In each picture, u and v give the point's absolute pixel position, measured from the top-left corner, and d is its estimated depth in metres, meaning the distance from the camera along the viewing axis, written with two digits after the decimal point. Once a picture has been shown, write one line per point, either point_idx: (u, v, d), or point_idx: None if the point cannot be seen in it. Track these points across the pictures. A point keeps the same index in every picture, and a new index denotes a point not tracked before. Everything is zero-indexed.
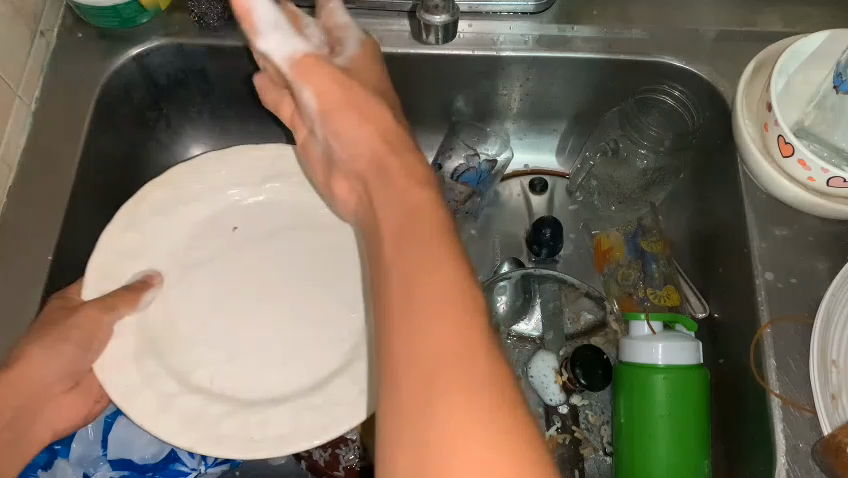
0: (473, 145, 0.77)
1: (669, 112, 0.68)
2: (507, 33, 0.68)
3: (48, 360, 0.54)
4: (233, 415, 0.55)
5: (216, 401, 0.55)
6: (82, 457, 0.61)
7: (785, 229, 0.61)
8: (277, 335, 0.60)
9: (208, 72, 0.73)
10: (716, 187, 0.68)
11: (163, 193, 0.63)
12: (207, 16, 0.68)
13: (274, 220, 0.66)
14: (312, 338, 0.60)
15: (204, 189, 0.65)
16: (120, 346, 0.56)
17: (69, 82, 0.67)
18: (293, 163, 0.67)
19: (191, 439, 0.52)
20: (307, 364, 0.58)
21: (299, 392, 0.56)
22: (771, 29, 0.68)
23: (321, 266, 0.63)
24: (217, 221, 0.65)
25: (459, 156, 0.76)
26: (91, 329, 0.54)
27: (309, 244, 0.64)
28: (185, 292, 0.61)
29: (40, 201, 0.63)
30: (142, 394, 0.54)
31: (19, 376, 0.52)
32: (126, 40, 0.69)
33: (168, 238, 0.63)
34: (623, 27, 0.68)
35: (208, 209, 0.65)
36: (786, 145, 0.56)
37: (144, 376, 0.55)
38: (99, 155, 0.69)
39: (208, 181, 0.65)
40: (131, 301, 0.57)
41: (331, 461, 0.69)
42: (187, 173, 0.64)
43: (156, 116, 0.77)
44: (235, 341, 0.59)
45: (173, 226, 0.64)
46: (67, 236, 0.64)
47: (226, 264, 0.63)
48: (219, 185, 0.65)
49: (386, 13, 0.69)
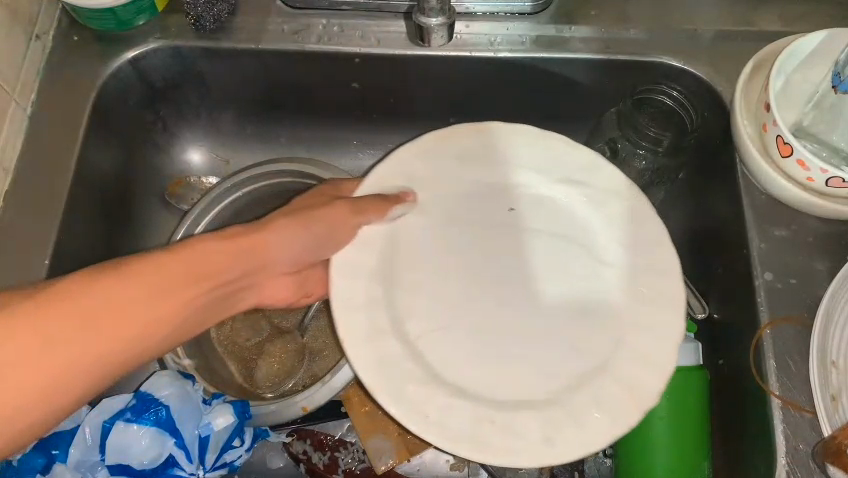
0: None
1: (669, 112, 0.68)
2: (505, 33, 0.68)
3: (294, 238, 0.52)
4: (425, 385, 0.51)
5: (414, 366, 0.52)
6: (79, 462, 0.60)
7: (785, 229, 0.60)
8: (516, 326, 0.55)
9: (205, 74, 0.73)
10: (715, 187, 0.68)
11: (473, 144, 0.60)
12: (203, 17, 0.67)
13: (554, 232, 0.59)
14: (554, 343, 0.54)
15: (510, 163, 0.60)
16: (354, 303, 0.53)
17: (66, 85, 0.67)
18: (514, 165, 0.59)
19: (386, 387, 0.50)
20: (521, 371, 0.53)
21: (503, 401, 0.51)
22: (769, 29, 0.68)
23: (557, 269, 0.57)
24: (508, 194, 0.60)
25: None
26: (338, 226, 0.53)
27: (588, 259, 0.58)
28: (503, 292, 0.56)
29: (36, 205, 0.62)
30: (386, 359, 0.51)
31: (259, 241, 0.50)
32: (122, 42, 0.69)
33: (457, 204, 0.59)
34: (621, 27, 0.68)
35: (504, 192, 0.60)
36: (785, 145, 0.56)
37: (373, 337, 0.52)
38: (96, 158, 0.69)
39: (515, 160, 0.60)
40: (382, 209, 0.55)
41: (331, 464, 0.69)
42: (505, 133, 0.60)
43: (154, 118, 0.76)
44: (490, 335, 0.55)
45: (462, 194, 0.59)
46: (64, 239, 0.64)
47: (473, 257, 0.58)
48: (548, 178, 0.59)
49: (383, 14, 0.69)
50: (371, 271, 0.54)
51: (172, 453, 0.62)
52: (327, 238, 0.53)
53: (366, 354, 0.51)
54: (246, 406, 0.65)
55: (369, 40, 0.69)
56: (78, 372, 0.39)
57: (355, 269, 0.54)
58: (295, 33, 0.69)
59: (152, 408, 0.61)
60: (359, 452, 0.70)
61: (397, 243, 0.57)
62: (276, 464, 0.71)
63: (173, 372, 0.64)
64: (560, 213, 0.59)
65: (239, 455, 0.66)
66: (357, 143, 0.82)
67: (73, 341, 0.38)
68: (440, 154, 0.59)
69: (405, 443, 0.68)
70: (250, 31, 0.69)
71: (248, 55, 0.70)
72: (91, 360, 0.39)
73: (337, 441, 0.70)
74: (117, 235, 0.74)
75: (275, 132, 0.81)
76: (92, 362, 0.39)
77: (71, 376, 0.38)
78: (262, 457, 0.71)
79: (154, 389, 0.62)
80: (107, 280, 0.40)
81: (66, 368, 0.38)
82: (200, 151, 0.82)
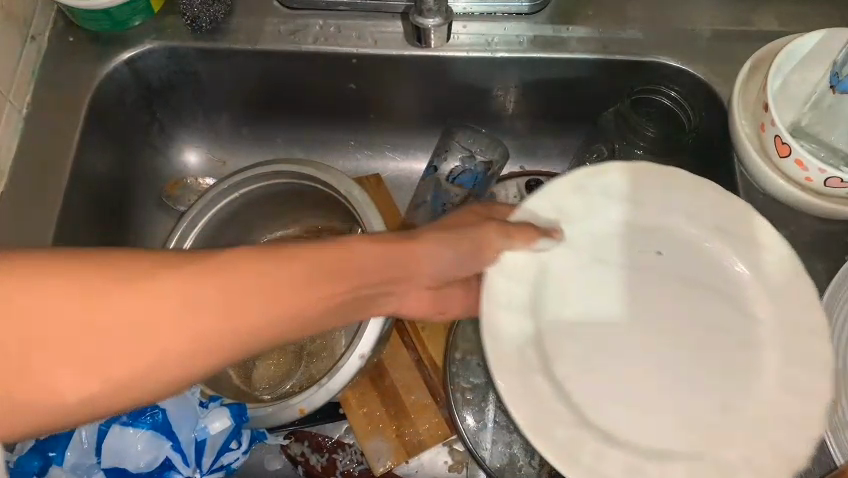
0: (466, 147, 0.76)
1: (667, 112, 0.67)
2: (502, 34, 0.68)
3: (434, 254, 0.49)
4: (566, 432, 0.46)
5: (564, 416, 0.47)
6: (76, 465, 0.60)
7: (783, 230, 0.60)
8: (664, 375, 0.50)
9: (202, 75, 0.72)
10: (713, 188, 0.68)
11: (630, 180, 0.52)
12: (199, 18, 0.67)
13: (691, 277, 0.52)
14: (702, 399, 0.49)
15: (667, 202, 0.53)
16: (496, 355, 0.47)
17: (61, 87, 0.67)
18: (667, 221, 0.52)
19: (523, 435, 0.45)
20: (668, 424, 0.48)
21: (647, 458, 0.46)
22: (767, 29, 0.68)
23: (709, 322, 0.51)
24: (653, 236, 0.53)
25: (454, 159, 0.76)
26: (478, 247, 0.49)
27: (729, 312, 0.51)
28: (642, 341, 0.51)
29: (32, 207, 0.62)
30: (529, 404, 0.46)
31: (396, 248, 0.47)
32: (118, 43, 0.68)
33: (603, 246, 0.53)
34: (618, 28, 0.68)
35: (656, 231, 0.53)
36: (783, 145, 0.56)
37: (518, 387, 0.47)
38: (92, 159, 0.69)
39: (670, 198, 0.52)
40: (525, 234, 0.49)
41: (329, 467, 0.69)
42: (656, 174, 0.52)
43: (150, 119, 0.76)
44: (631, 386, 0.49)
45: (599, 234, 0.53)
46: (60, 242, 0.63)
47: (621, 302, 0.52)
48: (690, 221, 0.52)
49: (380, 15, 0.69)
50: (518, 309, 0.49)
51: (169, 456, 0.62)
52: (472, 256, 0.49)
53: (520, 391, 0.46)
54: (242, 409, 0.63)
55: (366, 40, 0.68)
56: (141, 370, 0.35)
57: (503, 300, 0.49)
58: (292, 33, 0.69)
59: (149, 411, 0.62)
60: (357, 453, 0.70)
61: (547, 280, 0.51)
62: (274, 466, 0.70)
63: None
64: (717, 262, 0.52)
65: (237, 457, 0.65)
66: (354, 144, 0.82)
67: (162, 338, 0.35)
68: (647, 183, 0.52)
69: (403, 445, 0.68)
70: (247, 32, 0.69)
71: (245, 56, 0.70)
72: (173, 360, 0.35)
73: (336, 443, 0.70)
74: (114, 237, 0.74)
75: (273, 133, 0.81)
76: (159, 363, 0.35)
77: (145, 368, 0.35)
78: (260, 459, 0.70)
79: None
80: (177, 281, 0.36)
81: (154, 357, 0.35)
82: (197, 152, 0.82)
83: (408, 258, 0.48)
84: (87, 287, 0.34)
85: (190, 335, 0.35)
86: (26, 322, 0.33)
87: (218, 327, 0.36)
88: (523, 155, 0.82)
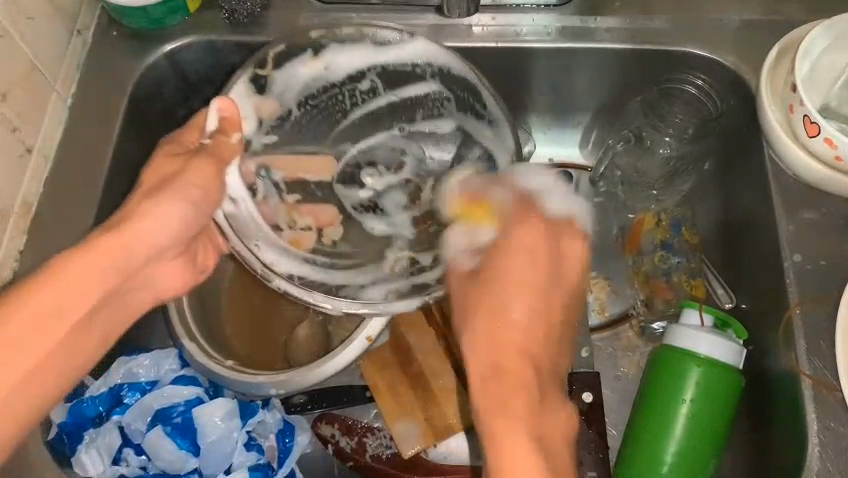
0: (435, 117, 0.70)
1: (693, 100, 0.68)
2: (530, 24, 0.70)
3: (158, 217, 0.49)
4: None
5: None
6: (109, 447, 0.60)
7: (813, 212, 0.60)
8: None
9: (236, 70, 0.75)
10: (740, 173, 0.68)
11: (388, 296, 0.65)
12: (237, 11, 0.70)
13: None
14: None
15: None
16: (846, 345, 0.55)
17: (107, 77, 0.70)
18: None
19: (821, 369, 0.55)
20: None
21: None
22: (794, 17, 0.69)
23: None
24: None
25: (379, 152, 0.73)
26: (206, 183, 0.53)
27: None
28: None
29: (74, 189, 0.65)
30: (831, 370, 0.55)
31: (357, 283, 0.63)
32: (156, 40, 0.71)
33: None
34: (645, 18, 0.69)
35: None
36: (812, 124, 0.56)
37: (833, 364, 0.55)
38: (130, 149, 0.71)
39: None
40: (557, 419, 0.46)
41: (358, 449, 0.66)
42: None
43: (187, 113, 0.78)
44: None
45: None
46: (98, 227, 0.66)
47: None
48: None
49: (411, 8, 0.71)
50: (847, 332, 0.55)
51: (197, 468, 0.62)
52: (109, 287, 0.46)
53: (825, 362, 0.55)
54: (289, 433, 0.66)
55: None
56: (61, 326, 0.42)
57: None
58: (325, 27, 0.71)
59: (194, 425, 0.62)
60: (387, 437, 0.67)
61: None
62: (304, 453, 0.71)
63: (230, 405, 0.63)
64: None
65: None
66: None
67: (34, 346, 0.41)
68: None
69: (432, 427, 0.67)
70: (283, 25, 0.72)
71: None
72: (57, 366, 0.43)
73: (366, 427, 0.68)
74: None
75: None
76: (61, 312, 0.42)
77: (58, 365, 0.43)
78: None
79: (205, 418, 0.62)
80: (54, 291, 0.42)
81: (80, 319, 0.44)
82: None
83: (141, 270, 0.49)
84: (49, 322, 0.42)
85: (67, 337, 0.43)
86: (66, 291, 0.43)
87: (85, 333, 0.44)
88: (551, 147, 0.80)
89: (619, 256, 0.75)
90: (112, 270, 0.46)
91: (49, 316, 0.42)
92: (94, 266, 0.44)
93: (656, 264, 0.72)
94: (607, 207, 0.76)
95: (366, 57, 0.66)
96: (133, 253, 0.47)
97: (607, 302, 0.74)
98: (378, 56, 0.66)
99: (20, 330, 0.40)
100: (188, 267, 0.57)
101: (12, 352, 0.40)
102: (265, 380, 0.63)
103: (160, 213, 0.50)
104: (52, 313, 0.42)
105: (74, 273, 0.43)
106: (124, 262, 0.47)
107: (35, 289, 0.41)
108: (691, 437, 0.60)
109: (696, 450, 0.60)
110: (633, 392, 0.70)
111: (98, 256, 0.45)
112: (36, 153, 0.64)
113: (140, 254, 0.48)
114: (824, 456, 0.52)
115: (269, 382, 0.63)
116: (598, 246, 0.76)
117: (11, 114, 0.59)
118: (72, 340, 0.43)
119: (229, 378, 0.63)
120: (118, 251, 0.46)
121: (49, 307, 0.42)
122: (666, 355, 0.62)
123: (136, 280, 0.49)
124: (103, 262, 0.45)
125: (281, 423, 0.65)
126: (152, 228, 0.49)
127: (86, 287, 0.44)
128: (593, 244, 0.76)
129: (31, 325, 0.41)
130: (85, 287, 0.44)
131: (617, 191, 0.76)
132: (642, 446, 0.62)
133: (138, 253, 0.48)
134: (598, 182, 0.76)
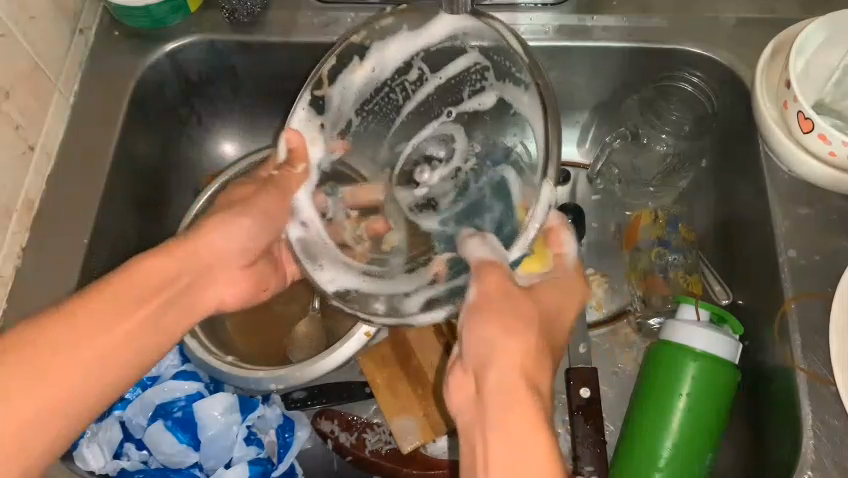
0: (478, 91, 0.57)
1: (689, 98, 0.69)
2: (528, 23, 0.70)
3: (231, 229, 0.57)
4: None
5: None
6: (110, 440, 0.61)
7: (807, 208, 0.61)
8: None
9: (237, 69, 0.76)
10: (736, 171, 0.68)
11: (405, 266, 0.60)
12: (237, 11, 0.71)
13: None
14: None
15: None
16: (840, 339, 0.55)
17: (108, 76, 0.71)
18: None
19: (816, 363, 0.55)
20: None
21: None
22: (788, 15, 0.69)
23: None
24: None
25: (430, 144, 0.63)
26: (272, 211, 0.59)
27: None
28: None
29: (75, 187, 0.66)
30: (826, 364, 0.55)
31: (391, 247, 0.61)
32: (158, 40, 0.72)
33: None
34: (642, 16, 0.70)
35: None
36: (806, 121, 0.57)
37: (827, 358, 0.55)
38: (131, 147, 0.72)
39: None
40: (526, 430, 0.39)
41: (358, 444, 0.67)
42: None
43: (188, 112, 0.79)
44: None
45: None
46: (100, 224, 0.67)
47: None
48: None
49: (409, 8, 0.72)
50: (841, 325, 0.55)
51: (197, 463, 0.62)
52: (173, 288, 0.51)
53: (820, 356, 0.55)
54: (288, 429, 0.66)
55: None
56: (133, 320, 0.47)
57: None
58: (325, 26, 0.72)
59: (195, 419, 0.62)
60: (386, 433, 0.68)
61: None
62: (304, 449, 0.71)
63: (230, 400, 0.64)
64: None
65: None
66: None
67: (108, 333, 0.45)
68: None
69: (429, 422, 0.67)
70: (283, 24, 0.72)
71: (280, 50, 0.73)
72: (117, 360, 0.46)
73: (365, 422, 0.68)
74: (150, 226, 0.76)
75: None
76: (127, 305, 0.47)
77: (125, 355, 0.46)
78: None
79: (206, 414, 0.63)
80: (123, 286, 0.48)
81: (146, 313, 0.48)
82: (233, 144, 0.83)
83: (208, 277, 0.55)
84: (123, 310, 0.47)
85: (131, 332, 0.47)
86: (133, 286, 0.48)
87: (153, 330, 0.49)
88: None
89: (616, 253, 0.76)
90: (176, 272, 0.52)
91: (122, 304, 0.47)
92: (160, 268, 0.50)
93: (652, 260, 0.72)
94: (605, 204, 0.77)
95: (404, 45, 0.56)
96: (211, 257, 0.56)
97: (605, 298, 0.74)
98: (416, 39, 0.55)
99: (98, 317, 0.46)
100: (256, 286, 0.61)
101: (86, 337, 0.44)
102: (265, 376, 0.64)
103: (232, 226, 0.57)
104: (124, 301, 0.47)
105: (137, 273, 0.49)
106: (187, 266, 0.53)
107: (111, 283, 0.47)
108: (688, 433, 0.60)
109: (693, 446, 0.60)
110: (630, 388, 0.71)
111: (169, 257, 0.52)
112: (39, 151, 0.65)
113: (206, 261, 0.55)
114: (818, 447, 0.53)
115: (269, 377, 0.64)
116: (596, 243, 0.76)
117: (14, 112, 0.60)
118: (144, 332, 0.48)
119: (231, 373, 0.64)
120: (188, 260, 0.53)
121: (124, 300, 0.47)
122: (662, 349, 0.63)
123: (201, 285, 0.55)
124: (170, 264, 0.51)
125: (281, 419, 0.66)
126: (222, 243, 0.57)
127: (149, 281, 0.49)
128: (591, 241, 0.76)
129: (102, 312, 0.46)
130: (149, 283, 0.49)
131: (614, 188, 0.77)
132: (639, 440, 0.62)
133: (206, 258, 0.55)
134: (595, 179, 0.77)
